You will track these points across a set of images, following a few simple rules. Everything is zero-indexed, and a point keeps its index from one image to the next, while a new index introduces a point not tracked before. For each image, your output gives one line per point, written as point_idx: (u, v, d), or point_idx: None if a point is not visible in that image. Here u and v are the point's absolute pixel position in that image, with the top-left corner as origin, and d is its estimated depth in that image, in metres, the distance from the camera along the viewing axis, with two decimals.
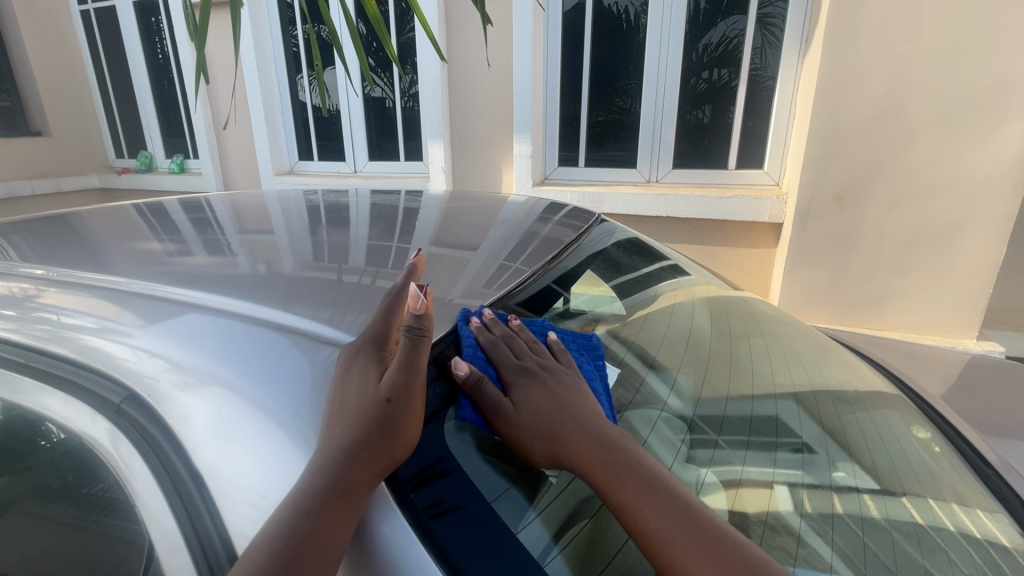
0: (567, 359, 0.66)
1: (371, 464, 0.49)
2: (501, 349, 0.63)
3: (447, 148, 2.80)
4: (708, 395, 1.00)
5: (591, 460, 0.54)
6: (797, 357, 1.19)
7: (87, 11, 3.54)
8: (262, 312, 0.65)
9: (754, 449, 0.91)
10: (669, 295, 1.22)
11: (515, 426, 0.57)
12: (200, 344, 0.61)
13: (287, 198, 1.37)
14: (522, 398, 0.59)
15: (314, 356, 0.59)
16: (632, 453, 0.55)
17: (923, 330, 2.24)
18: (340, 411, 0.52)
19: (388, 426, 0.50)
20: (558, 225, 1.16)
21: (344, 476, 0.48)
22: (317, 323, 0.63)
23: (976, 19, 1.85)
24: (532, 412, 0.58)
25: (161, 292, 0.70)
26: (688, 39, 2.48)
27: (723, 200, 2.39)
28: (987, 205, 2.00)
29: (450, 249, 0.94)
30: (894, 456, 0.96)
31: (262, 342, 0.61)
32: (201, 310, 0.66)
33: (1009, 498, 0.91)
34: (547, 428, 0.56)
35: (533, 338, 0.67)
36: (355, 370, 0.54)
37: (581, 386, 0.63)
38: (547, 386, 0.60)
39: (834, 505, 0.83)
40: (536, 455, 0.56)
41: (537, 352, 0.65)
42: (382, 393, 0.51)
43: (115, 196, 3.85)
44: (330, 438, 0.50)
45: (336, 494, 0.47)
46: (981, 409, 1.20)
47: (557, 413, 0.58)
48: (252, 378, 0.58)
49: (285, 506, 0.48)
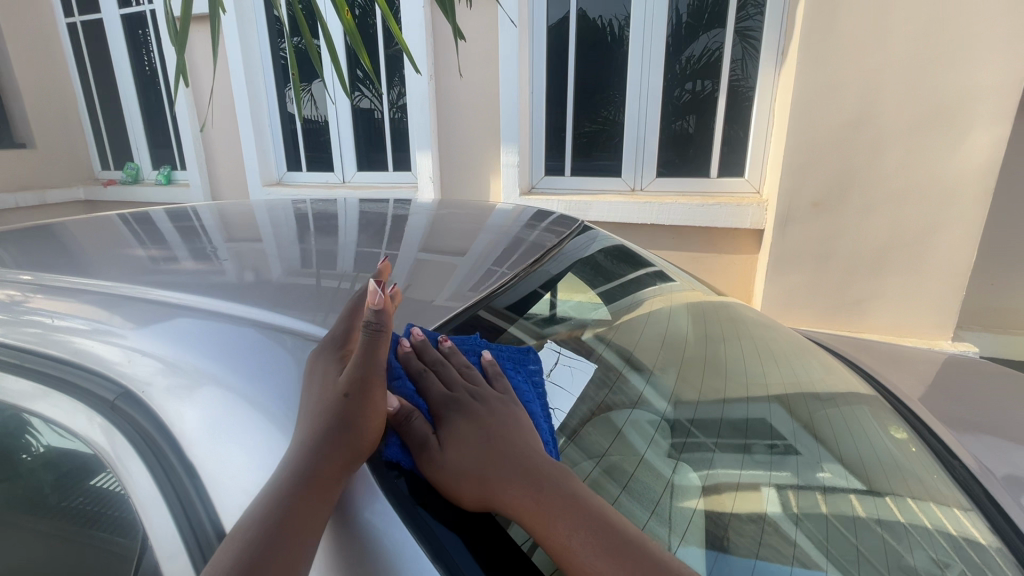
0: (502, 384, 0.63)
1: (336, 457, 0.50)
2: (431, 377, 0.60)
3: (435, 158, 2.83)
4: (684, 394, 1.03)
5: (523, 503, 0.51)
6: (774, 358, 1.22)
7: (73, 23, 3.54)
8: (254, 314, 0.67)
9: (740, 450, 0.94)
10: (653, 300, 1.26)
11: (443, 467, 0.54)
12: (195, 344, 0.63)
13: (276, 207, 1.39)
14: (451, 432, 0.56)
15: (301, 354, 0.61)
16: (564, 485, 0.52)
17: (901, 332, 2.30)
18: (307, 410, 0.55)
19: (347, 418, 0.52)
20: (542, 231, 1.19)
21: (311, 467, 0.50)
22: (305, 323, 0.65)
23: (943, 33, 1.92)
24: (463, 451, 0.54)
25: (152, 296, 0.71)
26: (670, 52, 2.55)
27: (706, 207, 2.44)
28: (958, 210, 2.07)
29: (438, 254, 0.96)
30: (875, 456, 0.99)
31: (257, 341, 0.63)
32: (191, 315, 0.67)
33: (969, 485, 0.96)
34: (476, 466, 0.53)
35: (465, 362, 0.64)
36: (320, 372, 0.57)
37: (516, 411, 0.59)
38: (478, 420, 0.57)
39: (820, 504, 0.86)
40: (465, 497, 0.53)
41: (471, 380, 0.62)
42: (341, 388, 0.53)
43: (100, 207, 3.82)
44: (298, 436, 0.53)
45: (303, 486, 0.49)
46: (952, 407, 1.24)
47: (485, 452, 0.54)
48: (247, 376, 0.59)
49: (259, 501, 0.49)
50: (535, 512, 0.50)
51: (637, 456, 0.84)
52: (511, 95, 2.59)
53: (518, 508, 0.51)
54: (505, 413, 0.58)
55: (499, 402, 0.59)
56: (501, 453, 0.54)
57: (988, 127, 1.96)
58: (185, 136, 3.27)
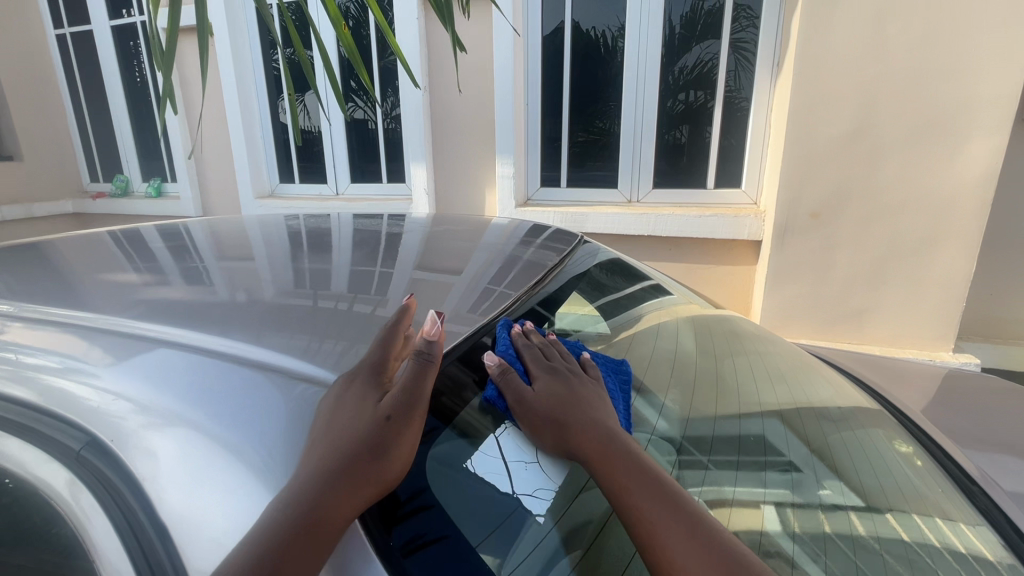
0: (594, 373, 0.76)
1: (356, 487, 0.50)
2: (534, 351, 0.74)
3: (430, 170, 2.81)
4: (695, 417, 0.99)
5: (596, 447, 0.61)
6: (780, 376, 1.19)
7: (63, 35, 3.51)
8: (237, 348, 0.63)
9: (743, 470, 0.91)
10: (653, 315, 1.22)
11: (532, 407, 0.65)
12: (171, 385, 0.58)
13: (269, 223, 1.35)
14: (542, 388, 0.68)
15: (289, 392, 0.57)
16: (632, 447, 0.62)
17: (901, 343, 2.28)
18: (329, 433, 0.53)
19: (382, 445, 0.52)
20: (540, 248, 1.15)
21: (325, 499, 0.48)
22: (293, 358, 0.61)
23: (937, 44, 1.93)
24: (550, 401, 0.66)
25: (130, 326, 0.67)
26: (664, 63, 2.54)
27: (703, 219, 2.43)
28: (954, 220, 2.07)
29: (435, 274, 0.93)
30: (881, 475, 0.96)
31: (238, 382, 0.58)
32: (172, 345, 0.63)
33: (991, 512, 0.90)
34: (559, 413, 0.65)
35: (564, 351, 0.78)
36: (349, 395, 0.56)
37: (600, 391, 0.72)
38: (566, 382, 0.69)
39: (822, 523, 0.83)
40: (545, 433, 0.64)
41: (567, 360, 0.75)
42: (383, 413, 0.54)
43: (90, 221, 3.76)
44: (314, 457, 0.51)
45: (316, 518, 0.47)
46: (959, 422, 1.21)
47: (570, 402, 0.66)
48: (227, 421, 0.55)
49: (264, 524, 0.48)
50: (604, 455, 0.60)
51: None
52: (506, 107, 2.57)
53: (590, 451, 0.61)
54: (589, 387, 0.71)
55: (586, 381, 0.72)
56: (581, 410, 0.65)
57: (983, 137, 1.96)
58: (176, 149, 3.23)
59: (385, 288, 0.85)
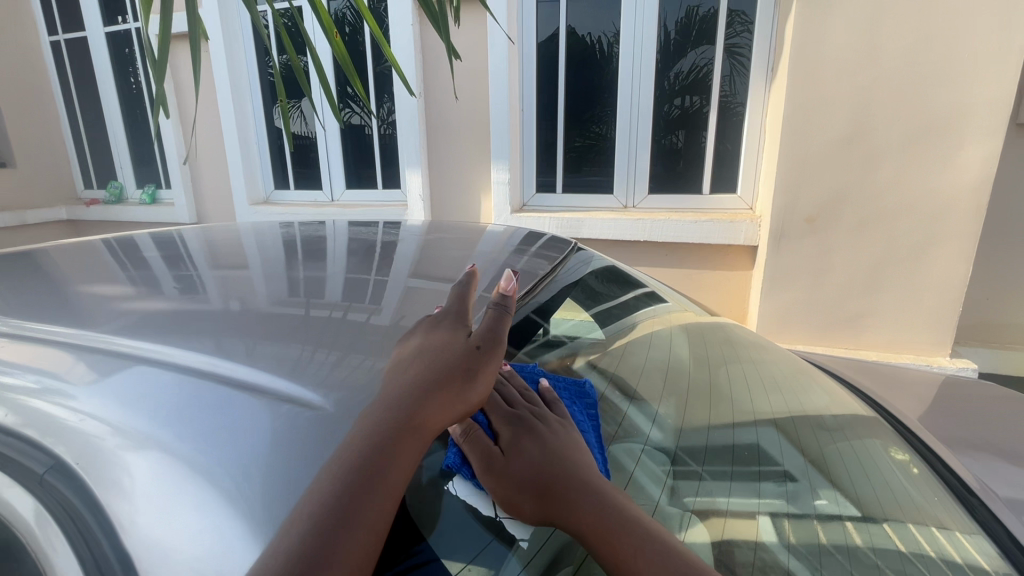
0: (559, 409, 0.72)
1: (452, 402, 0.56)
2: (494, 399, 0.68)
3: (425, 177, 2.80)
4: (690, 425, 0.98)
5: (589, 521, 0.58)
6: (775, 384, 1.18)
7: (57, 41, 3.50)
8: (222, 367, 0.62)
9: (738, 479, 0.89)
10: (648, 322, 1.22)
11: (504, 476, 0.60)
12: (149, 405, 0.57)
13: (262, 230, 1.34)
14: (511, 447, 0.63)
15: (274, 412, 0.56)
16: (625, 508, 0.60)
17: (898, 349, 2.27)
18: (424, 355, 0.60)
19: (471, 368, 0.58)
20: (533, 256, 1.14)
21: (425, 406, 0.55)
22: (277, 378, 0.61)
23: (931, 49, 1.94)
24: (525, 466, 0.61)
25: (111, 342, 0.66)
26: (660, 68, 2.55)
27: (699, 224, 2.42)
28: (950, 225, 2.07)
29: (428, 283, 0.92)
30: (878, 485, 0.94)
31: (220, 402, 0.57)
32: (155, 363, 0.62)
33: (991, 524, 0.88)
34: (538, 482, 0.60)
35: (523, 387, 0.73)
36: (442, 329, 0.63)
37: (572, 434, 0.68)
38: (537, 436, 0.65)
39: (818, 534, 0.81)
40: (522, 501, 0.60)
41: (530, 401, 0.71)
42: (473, 342, 0.61)
43: (83, 228, 3.74)
44: (415, 373, 0.58)
45: (414, 423, 0.54)
46: (958, 428, 1.20)
47: (545, 463, 0.62)
48: (205, 442, 0.54)
49: (369, 421, 0.54)
50: (598, 529, 0.58)
51: (651, 504, 0.77)
52: (501, 112, 2.57)
53: (582, 524, 0.58)
54: (560, 433, 0.67)
55: (556, 426, 0.67)
56: (562, 474, 0.61)
57: (978, 142, 1.96)
58: (170, 155, 3.22)
59: (378, 298, 0.84)
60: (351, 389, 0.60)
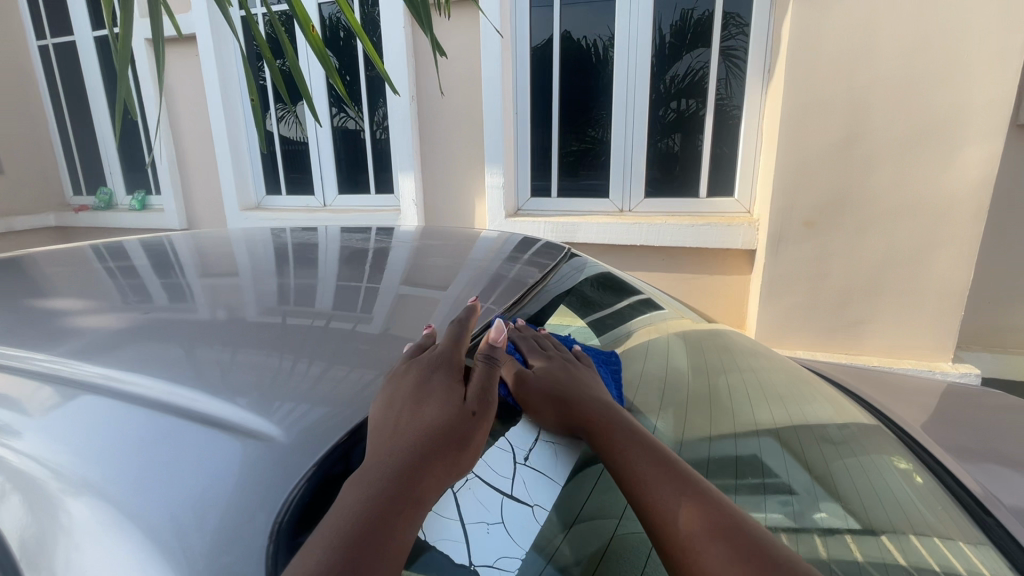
0: (587, 364, 0.82)
1: (444, 476, 0.54)
2: (528, 344, 0.79)
3: (418, 181, 2.76)
4: (690, 437, 0.92)
5: (594, 415, 0.68)
6: (777, 395, 1.13)
7: (45, 46, 3.46)
8: (178, 396, 0.58)
9: (741, 494, 0.83)
10: (643, 331, 1.18)
11: (533, 387, 0.70)
12: (92, 443, 0.54)
13: (247, 238, 1.30)
14: (541, 371, 0.73)
15: (226, 451, 0.52)
16: (626, 416, 0.69)
17: (899, 353, 2.24)
18: (417, 415, 0.56)
19: (467, 437, 0.56)
20: (525, 264, 1.10)
21: (419, 484, 0.52)
22: (237, 409, 0.56)
23: (928, 51, 1.91)
24: (549, 382, 0.71)
25: (73, 367, 0.63)
26: (655, 71, 2.52)
27: (695, 228, 2.39)
28: (950, 228, 2.04)
29: (421, 290, 0.90)
30: (885, 500, 0.89)
31: (165, 437, 0.54)
32: (113, 393, 0.59)
33: (1009, 548, 0.83)
34: (558, 389, 0.70)
35: (559, 344, 0.83)
36: (435, 383, 0.60)
37: (595, 380, 0.77)
38: (563, 370, 0.74)
39: (818, 550, 0.76)
40: (545, 412, 0.68)
41: (560, 352, 0.81)
42: (470, 407, 0.58)
43: (72, 234, 3.69)
44: (409, 438, 0.54)
45: (410, 499, 0.51)
46: (965, 436, 1.16)
47: (567, 385, 0.71)
48: (139, 486, 0.50)
49: (355, 499, 0.49)
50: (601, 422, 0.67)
51: None
52: (495, 116, 2.53)
53: (589, 419, 0.67)
54: (584, 374, 0.76)
55: (581, 369, 0.78)
56: (577, 388, 0.71)
57: (977, 143, 1.94)
58: (160, 161, 3.18)
59: (370, 305, 0.82)
60: (338, 403, 0.58)
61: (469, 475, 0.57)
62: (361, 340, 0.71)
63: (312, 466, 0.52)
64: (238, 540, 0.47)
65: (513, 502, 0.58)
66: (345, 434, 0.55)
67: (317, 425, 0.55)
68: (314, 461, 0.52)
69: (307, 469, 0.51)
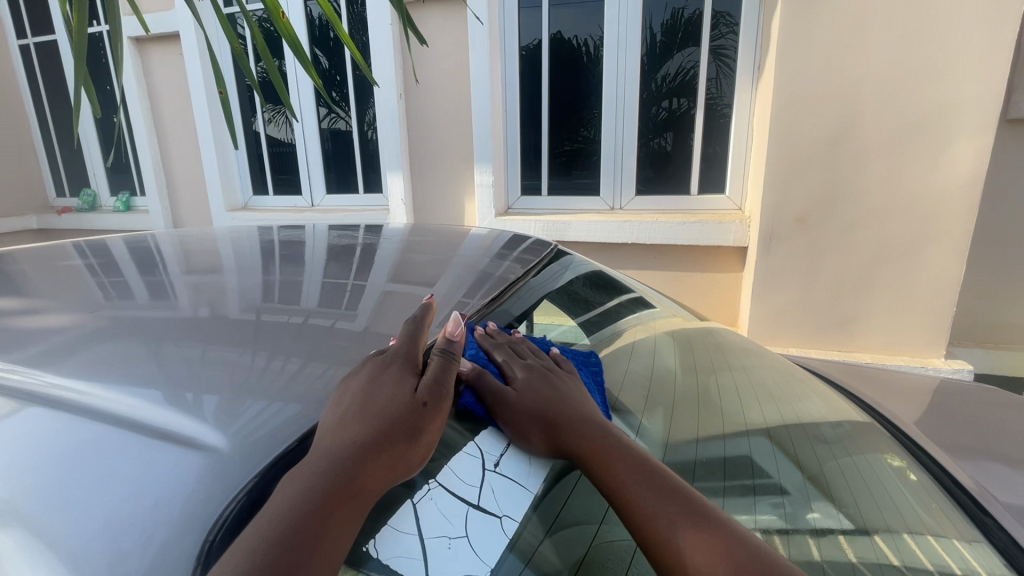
0: (567, 368, 0.77)
1: (390, 466, 0.51)
2: (504, 352, 0.74)
3: (407, 181, 2.73)
4: (677, 439, 0.90)
5: (589, 444, 0.64)
6: (767, 394, 1.10)
7: (27, 45, 3.40)
8: (127, 405, 0.54)
9: (731, 495, 0.81)
10: (632, 330, 1.15)
11: (519, 409, 0.65)
12: (24, 461, 0.50)
13: (229, 236, 1.26)
14: (524, 388, 0.68)
15: (177, 465, 0.49)
16: (617, 433, 0.66)
17: (891, 350, 2.23)
18: (365, 408, 0.54)
19: (415, 428, 0.54)
20: (512, 261, 1.07)
21: (360, 471, 0.49)
22: (191, 419, 0.53)
23: (918, 48, 1.90)
24: (534, 402, 0.66)
25: (17, 374, 0.59)
26: (646, 70, 2.50)
27: (687, 226, 2.37)
28: (942, 224, 2.03)
29: (406, 287, 0.86)
30: (878, 498, 0.87)
31: (109, 451, 0.50)
32: (58, 403, 0.55)
33: (1008, 548, 0.80)
34: (547, 414, 0.66)
35: (534, 347, 0.78)
36: (387, 376, 0.58)
37: (576, 386, 0.74)
38: (545, 381, 0.70)
39: (811, 551, 0.74)
40: (532, 436, 0.64)
41: (538, 357, 0.76)
42: (420, 398, 0.56)
43: (55, 236, 3.63)
44: (355, 430, 0.52)
45: (349, 490, 0.48)
46: (960, 433, 1.14)
47: (551, 400, 0.68)
48: (73, 507, 0.46)
49: (292, 492, 0.47)
50: (596, 451, 0.63)
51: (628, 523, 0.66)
52: (484, 115, 2.50)
53: (584, 448, 0.64)
54: (565, 382, 0.73)
55: (565, 379, 0.73)
56: (568, 410, 0.67)
57: (967, 140, 1.93)
58: (145, 162, 3.13)
59: (355, 303, 0.79)
60: (308, 403, 0.56)
61: (429, 486, 0.54)
62: (338, 336, 0.68)
63: (254, 478, 0.49)
64: (187, 556, 0.44)
65: (479, 513, 0.55)
66: (294, 441, 0.52)
67: (284, 426, 0.53)
68: (257, 472, 0.49)
69: (247, 482, 0.49)
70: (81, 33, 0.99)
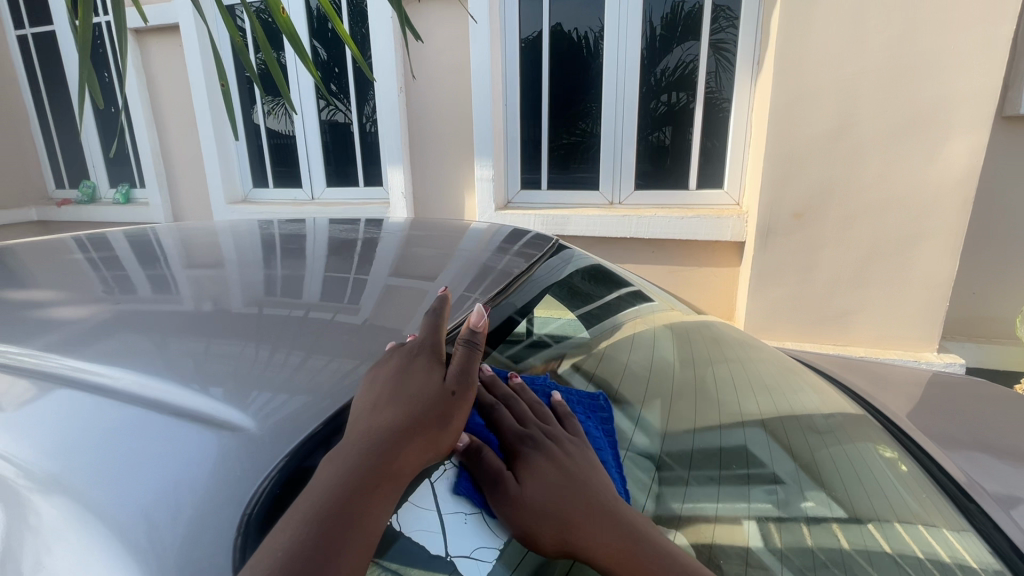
0: (572, 426, 0.68)
1: (424, 451, 0.53)
2: (504, 413, 0.64)
3: (407, 174, 2.74)
4: (675, 429, 0.94)
5: (615, 552, 0.56)
6: (763, 385, 1.13)
7: (24, 36, 3.38)
8: (150, 390, 0.57)
9: (724, 485, 0.85)
10: (632, 323, 1.17)
11: (524, 506, 0.55)
12: (60, 440, 0.53)
13: (239, 228, 1.28)
14: (529, 468, 0.58)
15: (200, 445, 0.51)
16: (650, 538, 0.58)
17: (885, 344, 2.26)
18: (400, 392, 0.56)
19: (446, 415, 0.55)
20: (514, 255, 1.09)
21: (399, 456, 0.51)
22: (211, 402, 0.55)
23: (914, 44, 1.92)
24: (544, 487, 0.57)
25: (44, 360, 0.62)
26: (645, 65, 2.51)
27: (685, 220, 2.40)
28: (937, 219, 2.05)
29: (411, 280, 0.89)
30: (868, 486, 0.90)
31: (138, 431, 0.53)
32: (85, 387, 0.58)
33: (993, 535, 0.83)
34: (565, 510, 0.56)
35: (534, 401, 0.68)
36: (418, 365, 0.59)
37: (587, 455, 0.64)
38: (555, 460, 0.60)
39: (804, 538, 0.77)
40: (542, 535, 0.55)
41: (543, 419, 0.66)
42: (449, 386, 0.57)
43: (55, 228, 3.63)
44: (388, 414, 0.54)
45: (385, 472, 0.50)
46: (951, 425, 1.17)
47: (567, 488, 0.58)
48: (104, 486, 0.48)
49: (332, 472, 0.49)
50: (623, 562, 0.56)
51: None
52: (484, 108, 2.51)
53: (610, 557, 0.55)
54: (575, 451, 0.63)
55: (570, 445, 0.63)
56: (586, 499, 0.57)
57: (963, 135, 1.96)
58: (144, 153, 3.14)
59: (359, 296, 0.81)
60: (318, 392, 0.58)
61: (446, 466, 0.57)
62: (347, 327, 0.70)
63: (285, 456, 0.51)
64: (220, 529, 0.47)
65: None
66: (322, 423, 0.55)
67: (297, 415, 0.55)
68: (289, 450, 0.52)
69: (280, 460, 0.51)
70: (86, 24, 0.98)
